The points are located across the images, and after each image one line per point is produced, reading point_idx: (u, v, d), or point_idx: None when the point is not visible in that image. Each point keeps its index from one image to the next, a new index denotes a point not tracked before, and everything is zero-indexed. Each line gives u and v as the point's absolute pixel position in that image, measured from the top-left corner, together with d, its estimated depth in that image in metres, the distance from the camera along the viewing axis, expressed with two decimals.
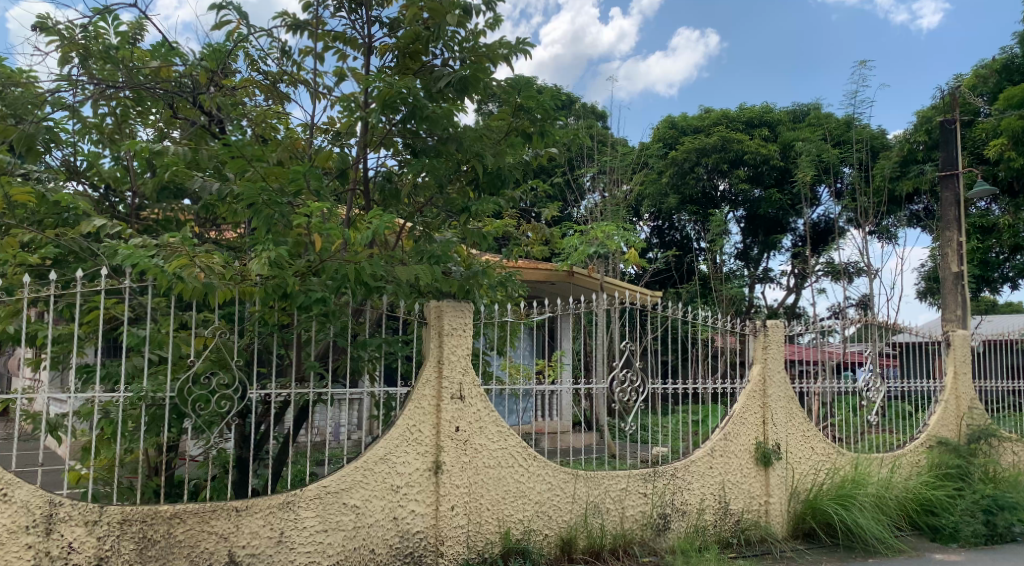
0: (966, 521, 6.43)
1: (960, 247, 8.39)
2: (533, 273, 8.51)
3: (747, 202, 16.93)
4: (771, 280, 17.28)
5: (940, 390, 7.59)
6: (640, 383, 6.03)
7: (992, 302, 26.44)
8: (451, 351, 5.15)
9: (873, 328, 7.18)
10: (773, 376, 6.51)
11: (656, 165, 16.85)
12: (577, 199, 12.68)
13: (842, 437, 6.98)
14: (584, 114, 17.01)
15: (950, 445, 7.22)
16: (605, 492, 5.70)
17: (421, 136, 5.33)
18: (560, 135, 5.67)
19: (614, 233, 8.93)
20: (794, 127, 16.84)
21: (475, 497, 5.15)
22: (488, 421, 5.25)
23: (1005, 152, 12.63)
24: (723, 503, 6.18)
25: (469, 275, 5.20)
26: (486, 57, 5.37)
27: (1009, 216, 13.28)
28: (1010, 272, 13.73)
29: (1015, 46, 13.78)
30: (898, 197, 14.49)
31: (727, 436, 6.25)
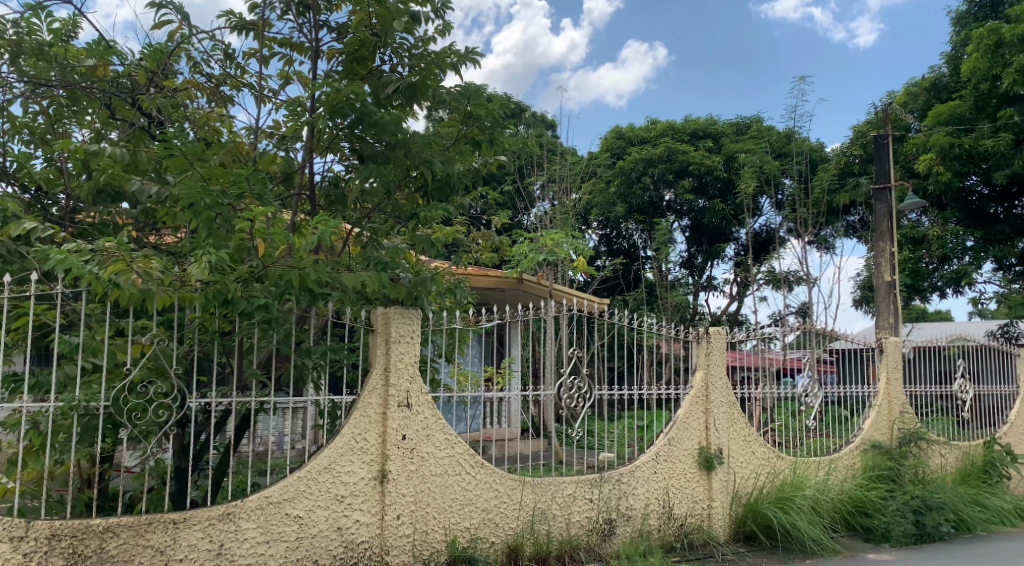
0: (897, 521, 6.67)
1: (893, 257, 8.71)
2: (481, 280, 8.51)
3: (692, 212, 17.27)
4: (715, 288, 17.60)
5: (875, 396, 7.84)
6: (587, 390, 6.08)
7: (920, 313, 27.54)
8: (398, 358, 5.11)
9: (811, 335, 7.40)
10: (716, 382, 6.65)
11: (605, 174, 17.08)
12: (526, 206, 12.79)
13: (782, 442, 7.16)
14: (534, 123, 17.16)
15: (883, 448, 7.49)
16: (551, 498, 5.73)
17: (369, 142, 5.28)
18: (508, 143, 5.71)
19: (563, 241, 9.00)
20: (737, 139, 17.29)
21: (421, 506, 5.11)
22: (436, 429, 5.23)
23: (934, 167, 13.23)
24: (667, 508, 6.27)
25: (416, 281, 5.10)
26: (434, 64, 5.38)
27: (937, 228, 13.98)
28: (939, 281, 14.00)
29: (943, 66, 14.47)
30: (835, 209, 14.94)
31: (671, 442, 6.36)
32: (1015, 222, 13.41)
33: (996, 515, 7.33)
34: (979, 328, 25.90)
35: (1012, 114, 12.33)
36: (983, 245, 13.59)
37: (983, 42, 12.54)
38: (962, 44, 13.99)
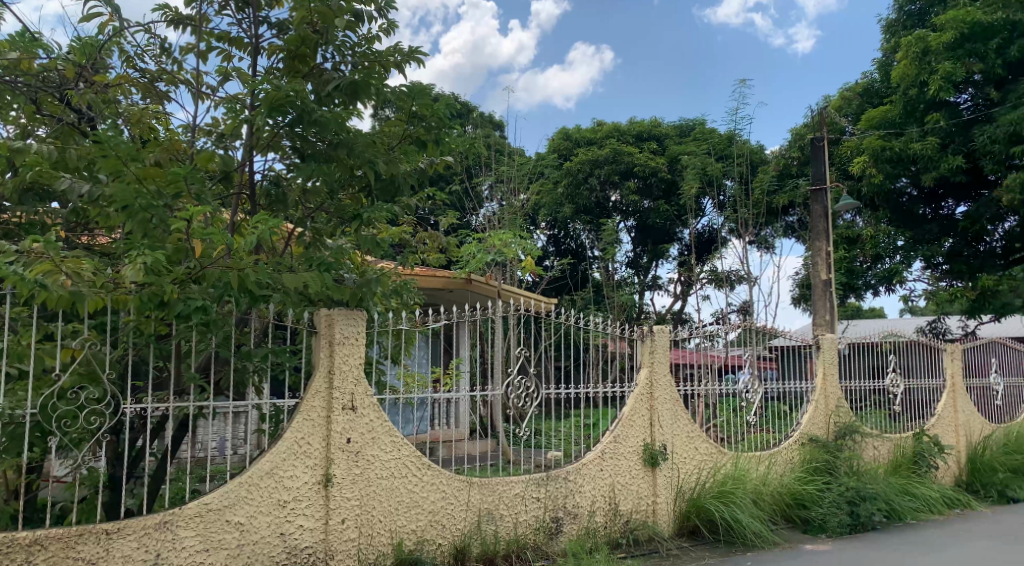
0: (833, 513, 6.90)
1: (829, 256, 8.99)
2: (427, 280, 8.47)
3: (638, 213, 17.54)
4: (660, 288, 17.84)
5: (812, 391, 8.07)
6: (534, 389, 6.10)
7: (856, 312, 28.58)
8: (343, 360, 5.03)
9: (752, 333, 7.59)
10: (660, 379, 6.77)
11: (552, 175, 17.19)
12: (474, 207, 12.79)
13: (724, 437, 7.32)
14: (482, 123, 17.17)
15: (820, 441, 7.72)
16: (498, 498, 5.73)
17: (311, 140, 5.19)
18: (455, 144, 5.69)
19: (510, 240, 9.01)
20: (681, 141, 17.62)
21: (367, 509, 5.05)
22: (382, 431, 5.18)
23: (868, 169, 13.75)
24: (613, 505, 6.34)
25: (362, 282, 5.03)
26: (378, 62, 5.33)
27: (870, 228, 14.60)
28: (872, 279, 14.62)
29: (875, 72, 15.02)
30: (774, 209, 15.39)
31: (617, 439, 6.44)
32: (943, 221, 14.00)
33: (925, 504, 7.65)
34: (909, 325, 27.00)
35: (938, 119, 12.91)
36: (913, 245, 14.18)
37: (912, 49, 13.01)
38: (892, 51, 14.55)
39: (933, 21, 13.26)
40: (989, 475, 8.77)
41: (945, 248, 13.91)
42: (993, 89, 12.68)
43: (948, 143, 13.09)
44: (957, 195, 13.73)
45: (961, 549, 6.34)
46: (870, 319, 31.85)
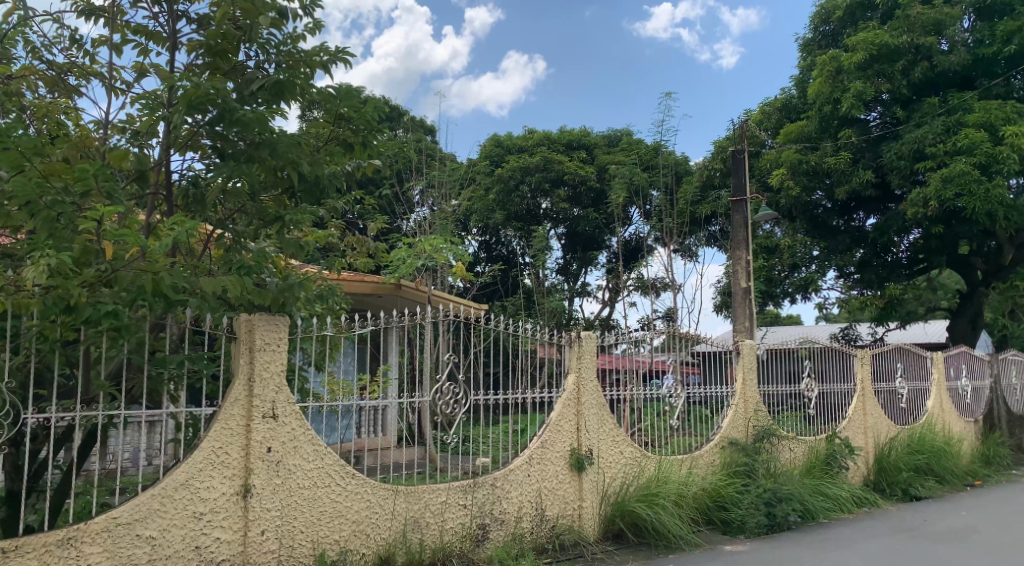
0: (750, 514, 7.13)
1: (748, 264, 9.28)
2: (354, 284, 8.36)
3: (568, 220, 17.75)
4: (589, 294, 18.07)
5: (732, 395, 8.30)
6: (462, 395, 6.07)
7: (775, 320, 29.70)
8: (263, 367, 4.86)
9: (676, 338, 7.77)
10: (587, 385, 6.84)
11: (484, 182, 17.23)
12: (405, 211, 12.70)
13: (649, 441, 7.46)
14: (413, 127, 17.11)
15: (739, 444, 7.96)
16: (424, 506, 5.67)
17: (232, 139, 5.00)
18: (383, 148, 5.60)
19: (442, 245, 8.86)
20: (609, 151, 17.96)
21: (288, 520, 4.91)
22: (304, 440, 5.05)
23: (785, 182, 14.18)
24: (540, 510, 6.36)
25: (284, 287, 4.84)
26: (303, 62, 5.20)
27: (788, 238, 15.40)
28: (789, 288, 15.51)
29: (792, 89, 15.67)
30: (698, 219, 15.82)
31: (544, 444, 6.47)
32: (853, 233, 14.69)
33: (836, 504, 7.99)
34: (824, 332, 28.23)
35: (850, 135, 13.58)
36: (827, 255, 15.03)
37: (825, 68, 13.78)
38: (808, 68, 15.23)
39: (845, 42, 13.97)
40: (894, 475, 9.24)
41: (855, 258, 14.63)
42: (900, 107, 13.41)
43: (859, 159, 13.78)
44: (867, 208, 14.39)
45: (867, 545, 6.65)
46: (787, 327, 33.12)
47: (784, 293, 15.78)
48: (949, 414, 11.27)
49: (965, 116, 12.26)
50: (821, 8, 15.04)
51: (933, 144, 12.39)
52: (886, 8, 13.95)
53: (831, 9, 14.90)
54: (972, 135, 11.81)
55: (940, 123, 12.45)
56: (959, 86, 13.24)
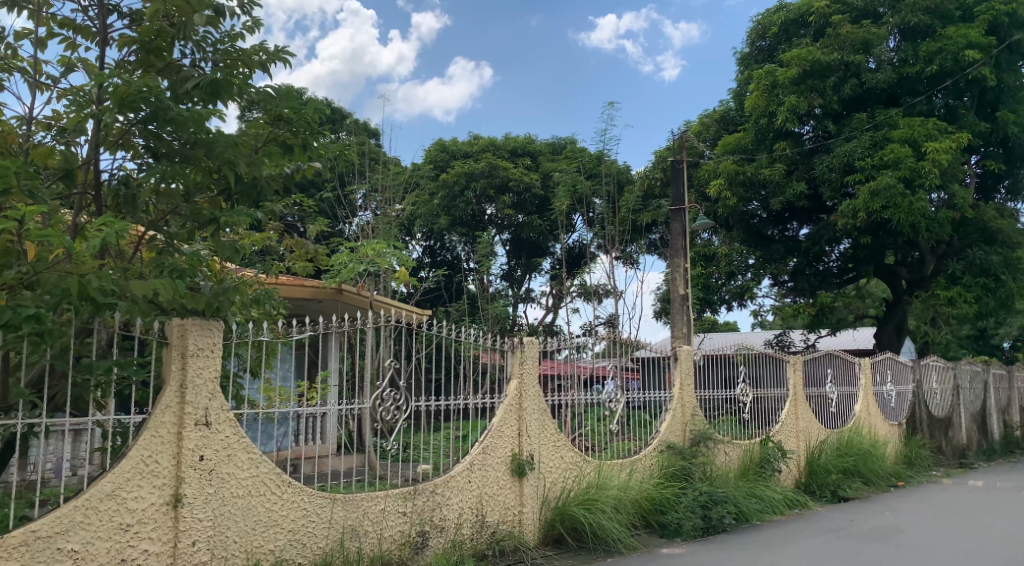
0: (687, 517, 7.27)
1: (687, 272, 9.47)
2: (293, 288, 8.24)
3: (512, 226, 17.81)
4: (532, 300, 18.20)
5: (670, 400, 8.45)
6: (404, 401, 6.01)
7: (711, 327, 30.46)
8: (196, 374, 4.70)
9: (618, 344, 7.88)
10: (528, 390, 6.87)
11: (429, 186, 17.19)
12: (347, 215, 12.59)
13: (590, 446, 7.54)
14: (356, 130, 16.98)
15: (677, 448, 8.11)
16: (363, 514, 5.59)
17: (165, 139, 4.83)
18: (324, 150, 5.51)
19: (386, 250, 8.59)
20: (554, 159, 18.15)
21: (220, 531, 4.77)
22: (238, 447, 4.92)
23: (723, 192, 14.53)
24: (480, 516, 6.34)
25: (219, 291, 4.71)
26: (241, 61, 5.09)
27: (725, 246, 15.60)
28: (726, 295, 15.83)
29: (730, 101, 16.13)
30: (639, 227, 16.12)
31: (485, 450, 6.45)
32: (788, 242, 15.26)
33: (769, 505, 8.21)
34: (758, 338, 29.12)
35: (785, 147, 14.04)
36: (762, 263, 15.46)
37: (762, 82, 14.25)
38: (745, 82, 15.72)
39: (780, 57, 14.48)
40: (824, 477, 9.56)
41: (789, 266, 15.38)
42: (831, 122, 13.93)
43: (793, 170, 14.27)
44: (801, 218, 14.98)
45: (798, 545, 6.84)
46: (724, 333, 33.96)
47: (720, 300, 15.87)
48: (875, 418, 11.70)
49: (891, 132, 12.81)
50: (758, 23, 15.55)
51: (862, 157, 12.90)
52: (818, 26, 14.49)
53: (767, 25, 15.41)
54: (897, 150, 12.34)
55: (868, 138, 12.98)
56: (886, 103, 13.80)
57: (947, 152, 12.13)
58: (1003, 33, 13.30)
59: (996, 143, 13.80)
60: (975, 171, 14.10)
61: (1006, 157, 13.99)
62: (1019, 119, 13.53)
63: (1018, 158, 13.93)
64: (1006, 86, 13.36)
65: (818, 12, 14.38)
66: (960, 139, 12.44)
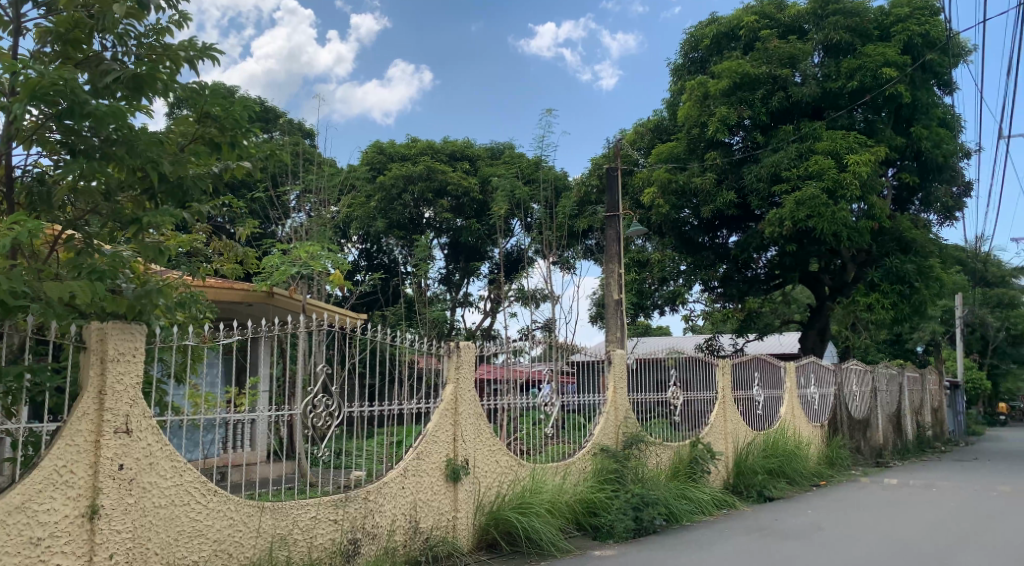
0: (619, 519, 7.38)
1: (621, 277, 9.62)
2: (223, 292, 8.09)
3: (450, 230, 17.76)
4: (470, 304, 18.21)
5: (604, 403, 8.55)
6: (336, 408, 5.90)
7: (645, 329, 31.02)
8: (116, 380, 4.45)
9: (555, 348, 7.93)
10: (464, 395, 6.84)
11: (365, 189, 17.02)
12: (280, 216, 12.38)
13: (525, 450, 7.58)
14: (290, 130, 16.67)
15: (610, 451, 8.22)
16: (292, 522, 5.42)
17: (85, 135, 4.62)
18: (253, 150, 5.24)
19: (320, 252, 8.30)
20: (492, 163, 18.22)
21: (140, 542, 4.52)
22: (161, 456, 4.68)
23: (656, 200, 14.95)
24: (413, 522, 6.25)
25: (142, 293, 4.52)
26: (167, 57, 4.93)
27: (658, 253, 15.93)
28: (659, 300, 16.35)
29: (664, 111, 16.52)
30: (576, 233, 16.38)
31: (420, 456, 6.38)
32: (718, 249, 15.57)
33: (697, 506, 8.42)
34: (689, 342, 29.92)
35: (716, 157, 14.48)
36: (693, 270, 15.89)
37: (694, 93, 14.84)
38: (679, 92, 16.14)
39: (712, 69, 14.92)
40: (750, 478, 9.85)
41: (718, 272, 15.86)
42: (759, 133, 14.41)
43: (723, 179, 14.64)
44: (730, 226, 15.29)
45: (725, 545, 7.00)
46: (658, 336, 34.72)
47: (654, 304, 16.47)
48: (799, 420, 12.10)
49: (815, 143, 13.32)
50: (690, 35, 15.98)
51: (788, 168, 13.39)
52: (747, 40, 14.99)
53: (699, 37, 15.84)
54: (820, 162, 12.89)
55: (794, 149, 13.47)
56: (811, 116, 14.31)
57: (866, 164, 12.67)
58: (916, 52, 13.96)
59: (911, 157, 14.44)
60: (892, 183, 14.78)
61: (920, 170, 14.64)
62: (931, 135, 14.18)
63: (931, 171, 14.61)
64: (919, 103, 13.99)
65: (746, 27, 14.93)
66: (878, 152, 13.01)
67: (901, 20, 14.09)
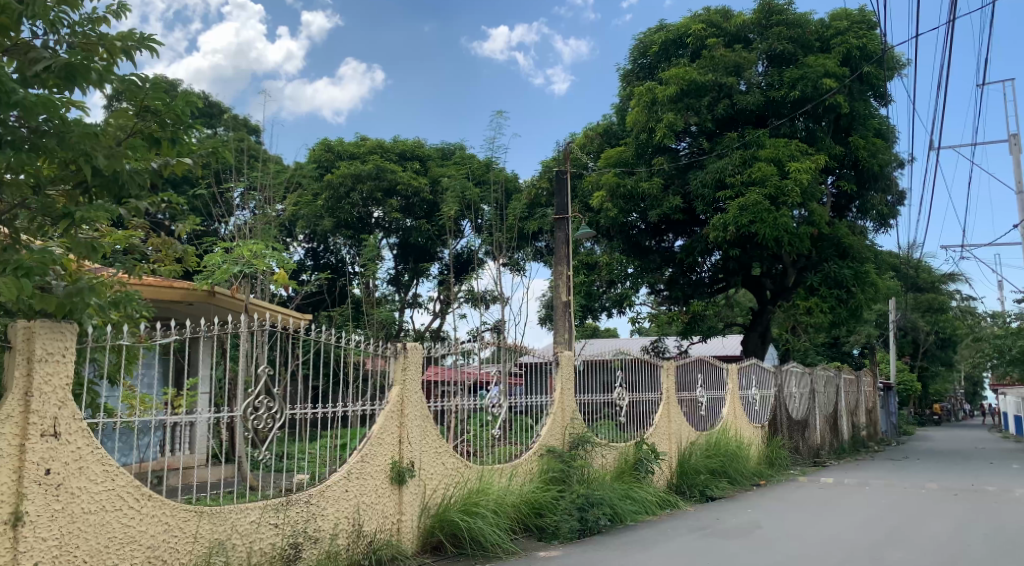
0: (565, 519, 7.44)
1: (569, 279, 9.70)
2: (160, 290, 7.87)
3: (400, 230, 17.65)
4: (420, 305, 18.12)
5: (551, 404, 8.58)
6: (278, 409, 5.73)
7: (592, 330, 31.26)
8: (45, 381, 4.23)
9: (503, 350, 7.95)
10: (411, 397, 6.78)
11: (312, 186, 16.76)
12: (223, 214, 12.10)
13: (472, 451, 7.56)
14: (235, 126, 16.33)
15: (556, 452, 8.26)
16: (231, 527, 5.25)
17: (12, 125, 4.36)
18: (196, 146, 5.11)
19: (263, 251, 8.16)
20: (442, 164, 18.17)
21: (68, 550, 4.32)
22: (92, 460, 4.47)
23: (604, 204, 15.10)
24: (357, 525, 6.15)
25: (73, 291, 4.33)
26: (103, 46, 4.73)
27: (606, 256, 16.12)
28: (607, 302, 16.41)
29: (613, 116, 16.72)
30: (526, 235, 16.45)
31: (364, 458, 6.28)
32: (664, 253, 15.95)
33: (642, 507, 8.52)
34: (636, 343, 30.37)
35: (662, 162, 14.74)
36: (641, 272, 16.07)
37: (642, 98, 15.01)
38: (627, 98, 16.37)
39: (660, 76, 15.15)
40: (693, 478, 10.01)
41: (664, 276, 16.12)
42: (705, 139, 14.79)
43: (670, 184, 14.92)
44: (676, 230, 15.68)
45: (668, 544, 7.09)
46: (607, 339, 35.05)
47: (602, 306, 16.46)
48: (741, 420, 12.34)
49: (758, 150, 13.63)
50: (639, 42, 16.21)
51: (732, 174, 13.68)
52: (694, 47, 15.29)
53: (648, 43, 16.09)
54: (764, 169, 13.21)
55: (738, 156, 13.76)
56: (755, 123, 14.65)
57: (807, 172, 13.05)
58: (854, 64, 14.44)
59: (849, 165, 14.91)
60: (831, 191, 15.25)
61: (857, 178, 15.11)
62: (869, 144, 14.65)
63: (868, 180, 15.06)
64: (857, 114, 14.45)
65: (694, 34, 15.23)
66: (818, 160, 13.40)
67: (841, 33, 14.58)
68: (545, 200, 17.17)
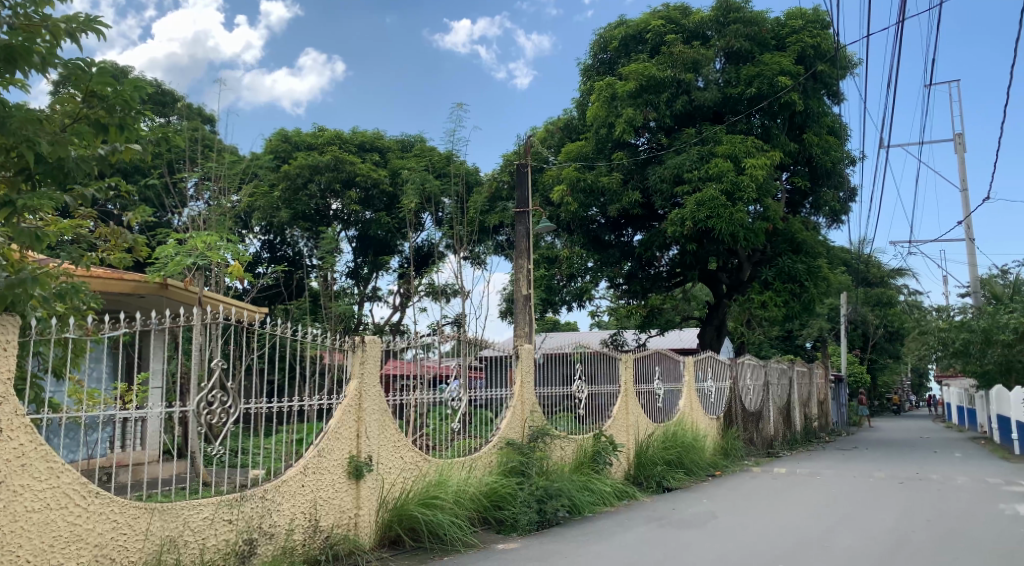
0: (523, 512, 7.48)
1: (529, 273, 9.71)
2: (109, 282, 7.68)
3: (359, 223, 17.49)
4: (379, 298, 17.98)
5: (510, 398, 8.60)
6: (232, 404, 5.61)
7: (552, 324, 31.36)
8: None
9: (463, 343, 7.95)
10: (369, 391, 6.70)
11: (269, 177, 16.46)
12: (175, 204, 11.80)
13: (431, 445, 7.54)
14: (188, 114, 15.93)
15: (516, 444, 8.29)
16: (183, 524, 5.13)
17: None
18: (146, 133, 4.90)
19: (217, 242, 8.01)
20: (402, 156, 18.05)
21: (9, 549, 4.18)
22: (35, 457, 4.33)
23: (565, 197, 15.17)
24: (313, 520, 6.07)
25: (13, 283, 4.06)
26: (48, 29, 4.55)
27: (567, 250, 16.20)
28: (567, 296, 16.52)
29: (573, 111, 16.79)
30: (486, 228, 16.43)
31: (321, 453, 6.19)
32: (623, 247, 15.91)
33: (599, 498, 8.60)
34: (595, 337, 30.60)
35: (622, 157, 14.88)
36: (601, 267, 16.19)
37: (602, 93, 15.02)
38: (587, 92, 16.45)
39: (620, 72, 15.27)
40: (650, 469, 10.14)
41: (623, 270, 16.19)
42: (664, 135, 15.01)
43: (630, 179, 15.08)
44: (635, 225, 15.69)
45: (625, 535, 7.15)
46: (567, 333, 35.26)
47: (562, 300, 16.58)
48: (697, 413, 12.52)
49: (716, 147, 13.84)
50: (600, 37, 16.27)
51: (690, 169, 13.84)
52: (654, 43, 15.46)
53: (608, 38, 16.16)
54: (720, 165, 13.40)
55: (696, 152, 13.96)
56: (712, 120, 14.90)
57: (763, 168, 13.28)
58: (808, 63, 14.76)
59: (803, 162, 15.26)
60: (785, 187, 15.59)
61: (811, 175, 15.47)
62: (822, 142, 14.99)
63: (821, 177, 15.44)
64: (812, 111, 14.72)
65: (653, 30, 15.38)
66: (773, 156, 13.66)
67: (796, 32, 14.91)
68: (506, 193, 17.16)
